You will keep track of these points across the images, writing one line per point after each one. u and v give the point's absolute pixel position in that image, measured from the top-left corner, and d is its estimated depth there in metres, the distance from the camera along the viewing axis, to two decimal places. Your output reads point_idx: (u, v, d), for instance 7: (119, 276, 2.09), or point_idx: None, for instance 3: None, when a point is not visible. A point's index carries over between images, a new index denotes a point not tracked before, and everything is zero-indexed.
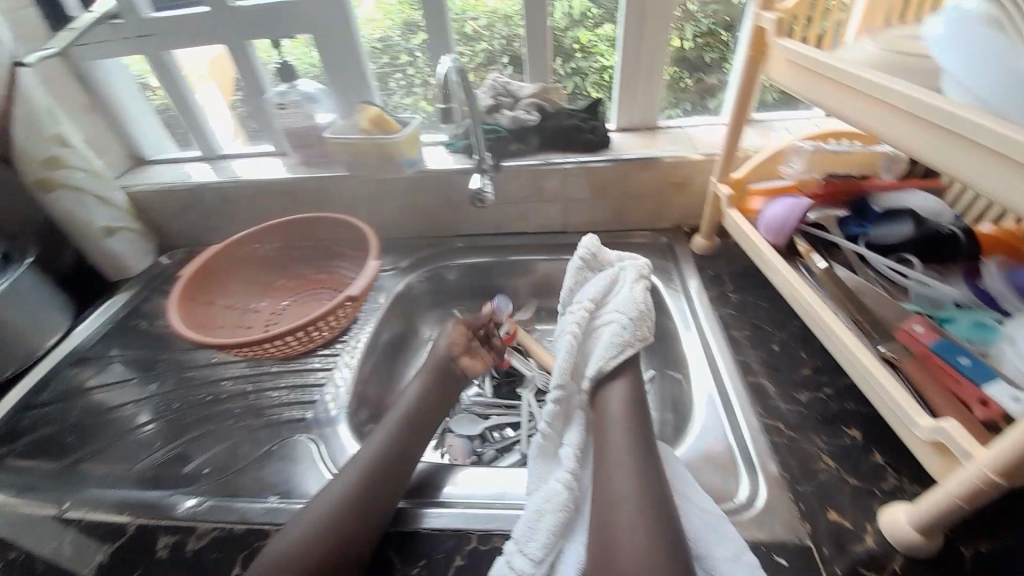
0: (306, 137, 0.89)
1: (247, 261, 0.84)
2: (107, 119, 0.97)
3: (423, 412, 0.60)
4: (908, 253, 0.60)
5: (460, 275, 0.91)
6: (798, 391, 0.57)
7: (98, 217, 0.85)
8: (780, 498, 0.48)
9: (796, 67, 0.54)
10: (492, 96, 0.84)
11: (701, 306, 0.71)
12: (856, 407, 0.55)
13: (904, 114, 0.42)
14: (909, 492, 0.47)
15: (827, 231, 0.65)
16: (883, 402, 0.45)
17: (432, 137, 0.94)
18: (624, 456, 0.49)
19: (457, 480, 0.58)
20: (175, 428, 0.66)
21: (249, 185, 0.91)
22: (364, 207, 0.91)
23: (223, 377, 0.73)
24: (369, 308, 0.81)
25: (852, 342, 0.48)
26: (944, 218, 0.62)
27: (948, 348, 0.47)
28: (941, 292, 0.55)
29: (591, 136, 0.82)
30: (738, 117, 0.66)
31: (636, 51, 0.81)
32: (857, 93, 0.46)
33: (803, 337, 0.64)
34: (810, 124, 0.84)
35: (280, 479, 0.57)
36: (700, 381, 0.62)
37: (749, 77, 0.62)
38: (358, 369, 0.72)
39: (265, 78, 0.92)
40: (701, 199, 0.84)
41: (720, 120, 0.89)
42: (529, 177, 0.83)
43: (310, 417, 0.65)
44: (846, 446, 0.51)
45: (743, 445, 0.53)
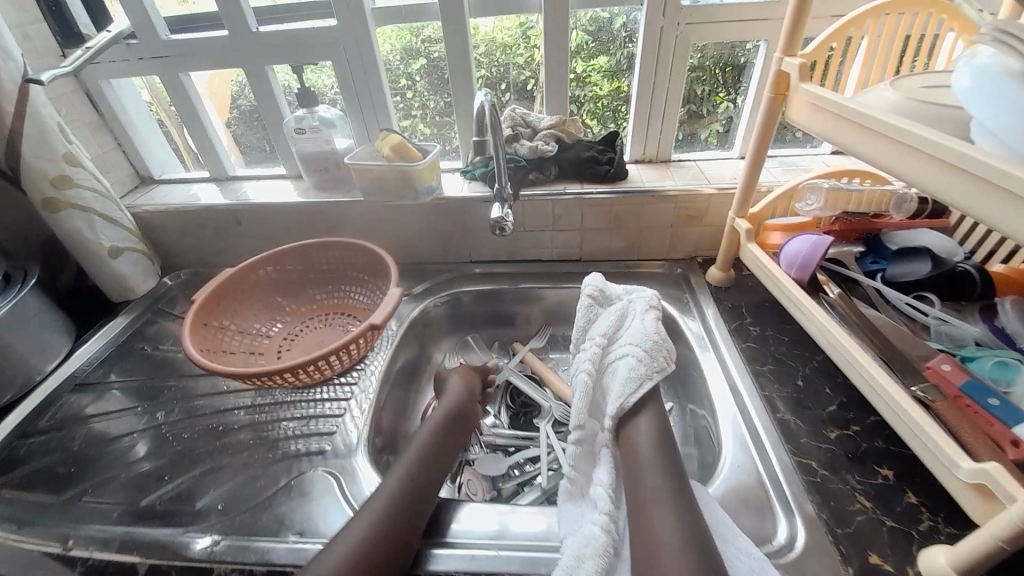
0: (322, 162, 0.89)
1: (259, 285, 0.83)
2: (115, 137, 0.95)
3: (440, 447, 0.60)
4: (928, 291, 0.62)
5: (473, 302, 0.90)
6: (827, 428, 0.58)
7: (104, 238, 0.83)
8: (819, 541, 0.48)
9: (815, 110, 0.57)
10: (510, 126, 0.85)
11: (723, 340, 0.72)
12: (885, 445, 0.56)
13: (930, 158, 0.43)
14: (945, 534, 0.47)
15: (846, 267, 0.67)
16: (922, 443, 0.45)
17: (450, 164, 0.96)
18: (656, 494, 0.49)
19: (462, 515, 0.56)
20: (185, 460, 0.65)
21: (259, 207, 0.90)
22: (379, 233, 0.91)
23: (235, 408, 0.72)
24: (385, 337, 0.80)
25: (884, 381, 0.49)
26: (957, 258, 0.64)
27: (978, 388, 0.48)
28: (962, 328, 0.57)
29: (608, 168, 0.83)
30: (757, 156, 0.68)
31: (652, 87, 0.83)
32: (882, 137, 0.48)
33: (824, 373, 0.65)
34: (821, 162, 0.87)
35: (299, 518, 0.56)
36: (727, 417, 0.62)
37: (767, 118, 0.65)
38: (376, 399, 0.72)
39: (283, 102, 0.91)
40: (715, 231, 0.85)
41: (732, 155, 0.91)
42: (546, 207, 0.84)
43: (329, 449, 0.65)
44: (878, 486, 0.52)
45: (778, 484, 0.54)
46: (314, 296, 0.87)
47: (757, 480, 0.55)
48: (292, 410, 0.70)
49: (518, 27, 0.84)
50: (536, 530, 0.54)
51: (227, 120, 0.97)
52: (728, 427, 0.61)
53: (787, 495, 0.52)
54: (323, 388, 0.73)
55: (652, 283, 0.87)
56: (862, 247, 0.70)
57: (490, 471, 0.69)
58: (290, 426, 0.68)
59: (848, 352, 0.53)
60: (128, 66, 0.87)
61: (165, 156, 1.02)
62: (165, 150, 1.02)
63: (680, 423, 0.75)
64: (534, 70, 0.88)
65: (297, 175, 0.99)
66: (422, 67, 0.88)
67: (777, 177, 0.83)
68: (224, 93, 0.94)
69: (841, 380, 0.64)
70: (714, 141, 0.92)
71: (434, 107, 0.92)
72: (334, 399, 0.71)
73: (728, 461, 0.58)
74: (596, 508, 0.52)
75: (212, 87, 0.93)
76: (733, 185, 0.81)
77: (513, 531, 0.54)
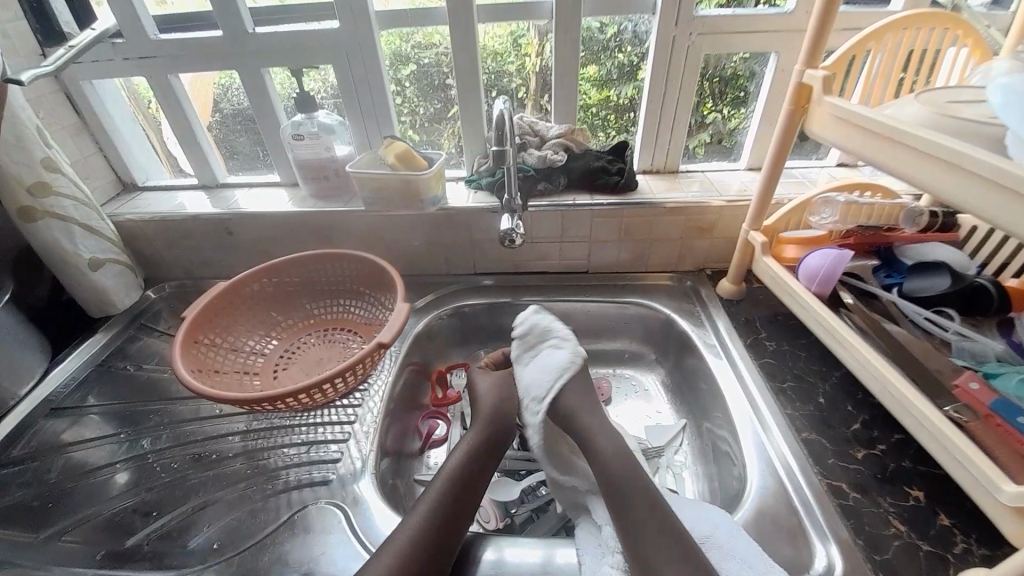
0: (321, 170, 0.85)
1: (253, 300, 0.78)
2: (95, 141, 0.90)
3: (472, 474, 0.57)
4: (947, 306, 0.61)
5: (477, 315, 0.87)
6: (853, 448, 0.57)
7: (85, 249, 0.78)
8: (858, 571, 0.47)
9: (835, 122, 0.56)
10: (518, 135, 0.83)
11: (740, 355, 0.71)
12: (912, 465, 0.55)
13: (955, 170, 0.43)
14: (982, 558, 0.46)
15: (864, 281, 0.67)
16: (959, 466, 0.43)
17: (453, 173, 0.93)
18: (657, 530, 0.48)
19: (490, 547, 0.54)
20: (177, 493, 0.60)
21: (252, 216, 0.85)
22: (379, 243, 0.87)
23: (228, 433, 0.67)
24: (389, 354, 0.77)
25: (915, 400, 0.48)
26: (972, 272, 0.64)
27: (1009, 407, 0.47)
28: (984, 345, 0.56)
29: (618, 178, 0.81)
30: (774, 169, 0.67)
31: (662, 97, 0.82)
32: (903, 148, 0.48)
33: (844, 390, 0.64)
34: (828, 174, 0.87)
35: (304, 556, 0.52)
36: (751, 438, 0.61)
37: (788, 130, 0.64)
38: (382, 421, 0.68)
39: (280, 108, 0.87)
40: (724, 243, 0.84)
41: (738, 166, 0.90)
42: (555, 218, 0.82)
43: (334, 478, 0.61)
44: (909, 509, 0.51)
45: (809, 511, 0.52)
46: (311, 311, 0.83)
47: (785, 505, 0.54)
48: (292, 435, 0.66)
49: (509, 34, 0.81)
50: (530, 560, 0.52)
51: (209, 122, 0.91)
52: (751, 447, 0.60)
53: (821, 522, 0.51)
54: (324, 410, 0.69)
55: (662, 296, 0.85)
56: (877, 260, 0.69)
57: (501, 496, 0.66)
58: (291, 453, 0.64)
59: (876, 368, 0.52)
60: (114, 67, 0.82)
61: (149, 162, 0.97)
62: (149, 155, 0.97)
63: (694, 441, 0.74)
64: (526, 78, 0.86)
65: (292, 183, 0.94)
66: (413, 73, 0.85)
67: (787, 189, 0.83)
68: (207, 94, 0.88)
69: (862, 397, 0.63)
70: (702, 151, 0.91)
71: (424, 113, 0.90)
72: (337, 422, 0.67)
73: (753, 484, 0.56)
74: (608, 547, 0.51)
75: (194, 87, 0.87)
76: (742, 197, 0.80)
77: (511, 561, 0.52)
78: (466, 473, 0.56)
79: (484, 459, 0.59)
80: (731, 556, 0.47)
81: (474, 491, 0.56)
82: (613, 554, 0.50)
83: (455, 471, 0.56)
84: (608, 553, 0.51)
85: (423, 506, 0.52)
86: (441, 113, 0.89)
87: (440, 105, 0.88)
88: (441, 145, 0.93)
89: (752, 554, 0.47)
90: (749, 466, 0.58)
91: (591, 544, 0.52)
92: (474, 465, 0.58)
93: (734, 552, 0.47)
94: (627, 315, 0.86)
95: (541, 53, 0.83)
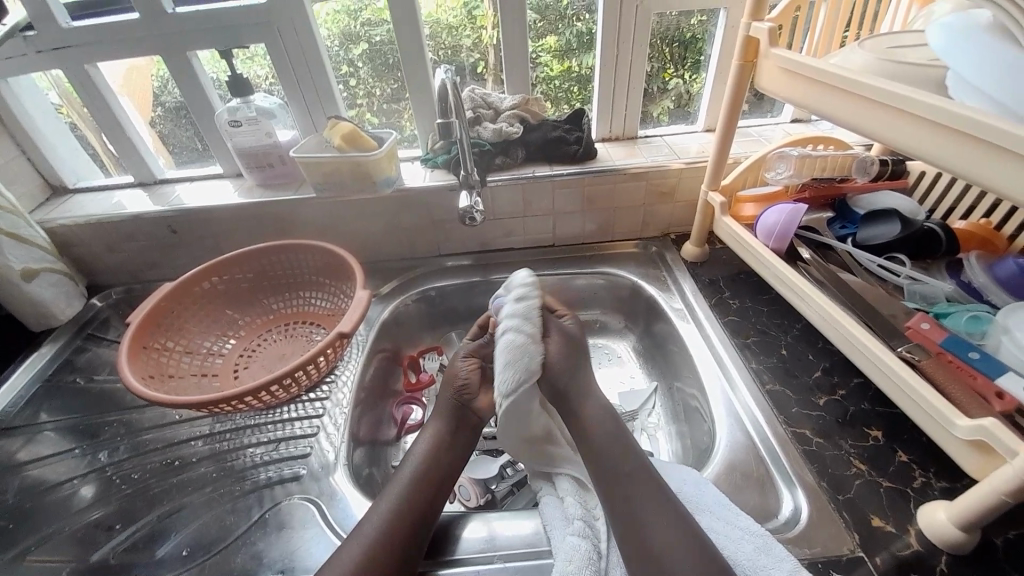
0: (267, 157, 0.81)
1: (203, 299, 0.74)
2: (16, 143, 0.83)
3: (441, 461, 0.56)
4: (900, 253, 0.62)
5: (445, 297, 0.86)
6: (816, 395, 0.59)
7: (16, 259, 0.72)
8: (823, 512, 0.49)
9: (787, 77, 0.55)
10: (471, 108, 0.80)
11: (705, 315, 0.72)
12: (871, 406, 0.57)
13: (908, 117, 0.43)
14: (937, 488, 0.49)
15: (819, 233, 0.68)
16: (915, 406, 0.45)
17: (409, 153, 0.90)
18: (642, 493, 0.48)
19: (467, 525, 0.53)
20: (138, 504, 0.58)
21: (198, 211, 0.81)
22: (337, 230, 0.84)
23: (189, 438, 0.65)
24: (356, 343, 0.75)
25: (871, 344, 0.49)
26: (920, 217, 0.66)
27: (957, 343, 0.48)
28: (934, 287, 0.58)
29: (577, 147, 0.80)
30: (729, 124, 0.67)
31: (616, 61, 0.80)
32: (856, 99, 0.47)
33: (807, 340, 0.66)
34: (782, 131, 0.88)
35: (279, 554, 0.51)
36: (717, 397, 0.62)
37: (739, 86, 0.64)
38: (351, 412, 0.67)
39: (214, 94, 0.82)
40: (687, 206, 0.85)
41: (696, 128, 0.90)
42: (516, 192, 0.80)
43: (305, 473, 0.59)
44: (868, 447, 0.53)
45: (775, 456, 0.54)
46: (268, 306, 0.79)
47: (753, 456, 0.55)
48: (258, 435, 0.64)
49: (460, 6, 0.77)
50: (521, 532, 0.52)
51: (150, 118, 0.86)
52: (719, 404, 0.61)
53: (787, 468, 0.53)
54: (290, 406, 0.67)
55: (629, 263, 0.85)
56: (831, 213, 0.70)
57: (480, 474, 0.65)
58: (257, 453, 0.62)
59: (833, 319, 0.53)
60: (27, 60, 0.75)
61: (77, 161, 0.90)
62: (78, 155, 0.90)
63: (666, 402, 0.75)
64: (483, 52, 0.83)
65: (237, 173, 0.90)
66: (364, 52, 0.80)
67: (744, 148, 0.83)
68: (143, 85, 0.83)
69: (821, 345, 0.65)
70: (664, 118, 0.90)
71: (381, 94, 0.85)
72: (306, 417, 0.66)
73: (721, 441, 0.57)
74: (571, 519, 0.50)
75: (127, 79, 0.81)
76: (701, 158, 0.80)
77: (499, 535, 0.52)
78: (433, 463, 0.55)
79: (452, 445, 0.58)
80: (701, 509, 0.49)
81: (445, 477, 0.54)
82: (571, 523, 0.49)
83: (422, 464, 0.55)
84: (567, 523, 0.50)
85: (393, 495, 0.51)
86: (398, 93, 0.85)
87: (396, 85, 0.84)
88: (401, 126, 0.89)
89: (722, 506, 0.48)
90: (718, 423, 0.59)
91: (556, 514, 0.51)
92: (441, 452, 0.56)
93: (705, 505, 0.49)
94: (596, 285, 0.86)
95: (496, 25, 0.79)
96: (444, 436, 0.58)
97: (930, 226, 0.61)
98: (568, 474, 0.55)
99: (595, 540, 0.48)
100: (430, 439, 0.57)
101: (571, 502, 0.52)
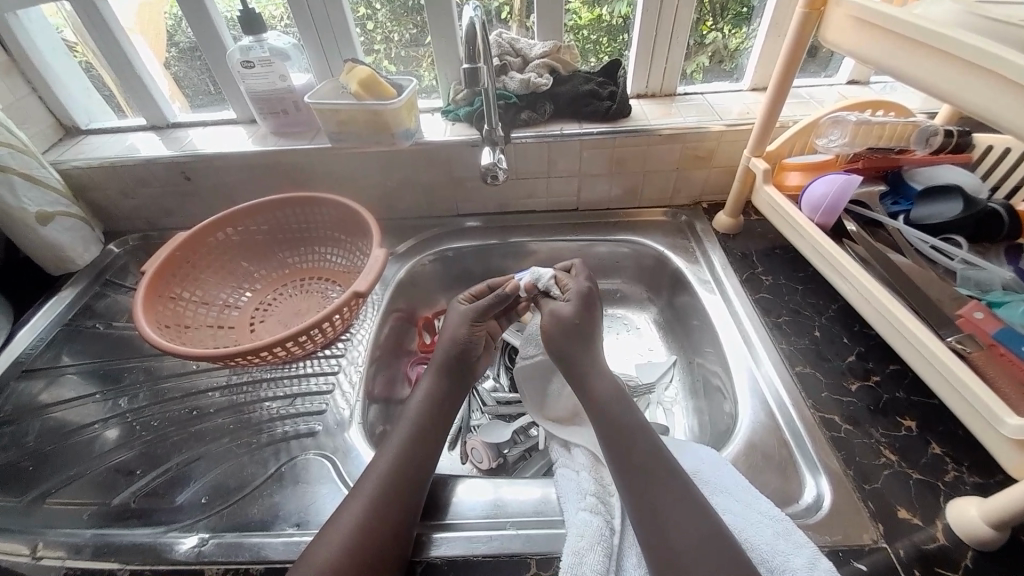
0: (278, 102, 0.76)
1: (218, 250, 0.73)
2: (27, 81, 0.80)
3: (436, 416, 0.56)
4: (957, 234, 0.57)
5: (462, 259, 0.83)
6: (848, 380, 0.56)
7: (30, 201, 0.71)
8: (847, 501, 0.47)
9: (860, 29, 0.49)
10: (497, 55, 0.74)
11: (734, 289, 0.69)
12: (907, 395, 0.55)
13: (1004, 83, 0.37)
14: (971, 484, 0.47)
15: (870, 208, 0.63)
16: (960, 401, 0.42)
17: (428, 104, 0.85)
18: (661, 472, 0.47)
19: (463, 486, 0.53)
20: (157, 452, 0.59)
21: (212, 158, 0.78)
22: (353, 184, 0.81)
23: (207, 389, 0.65)
24: (371, 301, 0.74)
25: (919, 332, 0.45)
26: (984, 195, 0.60)
27: (1013, 334, 0.44)
28: (991, 273, 0.53)
29: (609, 103, 0.74)
30: (778, 91, 0.61)
31: (659, 7, 0.72)
32: (942, 57, 0.41)
33: (843, 323, 0.63)
34: (836, 93, 0.80)
35: (295, 506, 0.52)
36: (741, 376, 0.60)
37: (799, 38, 0.56)
38: (366, 371, 0.66)
39: (225, 32, 0.77)
40: (723, 172, 0.79)
41: (740, 87, 0.83)
42: (541, 151, 0.75)
43: (320, 428, 0.60)
44: (900, 438, 0.51)
45: (801, 442, 0.52)
46: (284, 260, 0.78)
47: (776, 439, 0.53)
48: (274, 388, 0.64)
49: None
50: (533, 499, 0.52)
51: (165, 60, 0.81)
52: (744, 384, 0.59)
53: (811, 454, 0.51)
54: (306, 361, 0.67)
55: (656, 232, 0.81)
56: (884, 185, 0.65)
57: (494, 439, 0.65)
58: (273, 407, 0.62)
59: (880, 304, 0.49)
60: None
61: (89, 103, 0.87)
62: (89, 94, 0.87)
63: (685, 376, 0.74)
64: None
65: (250, 119, 0.86)
66: None
67: (792, 111, 0.76)
68: (158, 22, 0.77)
69: (858, 329, 0.62)
70: (701, 76, 0.84)
71: (399, 40, 0.80)
72: (321, 373, 0.65)
73: (744, 421, 0.56)
74: (585, 496, 0.49)
75: (140, 16, 0.76)
76: (745, 120, 0.73)
77: (511, 501, 0.52)
78: (428, 420, 0.55)
79: (447, 404, 0.58)
80: (718, 491, 0.48)
81: (437, 435, 0.54)
82: (584, 498, 0.48)
83: (420, 422, 0.55)
84: (580, 498, 0.49)
85: (392, 452, 0.51)
86: (420, 39, 0.79)
87: (418, 30, 0.78)
88: (422, 76, 0.84)
89: (742, 488, 0.47)
90: (741, 404, 0.57)
91: (571, 487, 0.50)
92: (439, 409, 0.57)
93: (721, 486, 0.48)
94: (619, 254, 0.82)
95: None
96: (437, 392, 0.58)
97: (994, 206, 0.56)
98: (584, 447, 0.55)
99: (607, 517, 0.47)
100: (424, 394, 0.58)
101: (585, 477, 0.51)
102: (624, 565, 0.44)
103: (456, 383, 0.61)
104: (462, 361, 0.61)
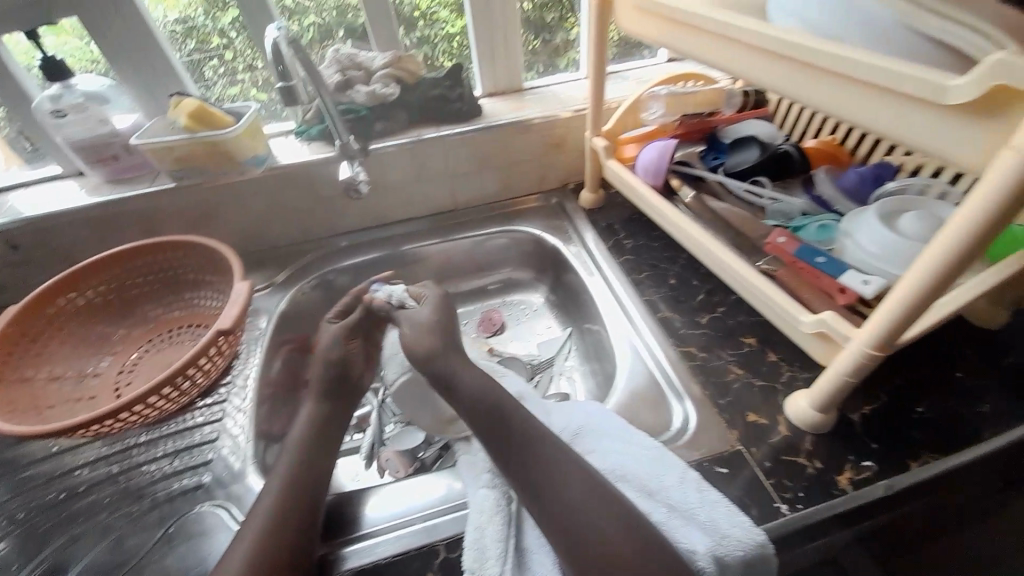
0: (105, 149, 0.70)
1: (61, 319, 0.66)
2: None
3: (326, 441, 0.57)
4: (761, 176, 0.67)
5: (347, 279, 0.82)
6: (701, 316, 0.64)
7: None
8: (709, 417, 0.54)
9: (643, 16, 0.56)
10: (338, 71, 0.75)
11: (602, 254, 0.75)
12: (747, 317, 0.63)
13: (741, 45, 0.45)
14: (801, 379, 0.56)
15: (692, 167, 0.71)
16: (771, 309, 0.50)
17: (281, 127, 0.81)
18: (544, 432, 0.51)
19: (371, 500, 0.52)
20: (31, 541, 0.52)
21: (39, 219, 0.70)
22: (213, 222, 0.77)
23: (75, 467, 0.58)
24: (251, 339, 0.70)
25: (731, 261, 0.53)
26: (778, 140, 0.71)
27: (808, 252, 0.55)
28: (790, 204, 0.63)
29: (460, 105, 0.77)
30: (597, 70, 0.68)
31: (484, 9, 0.78)
32: (698, 30, 0.49)
33: (692, 267, 0.71)
34: (658, 71, 0.91)
35: (191, 563, 0.49)
36: (619, 333, 0.65)
37: (601, 27, 0.64)
38: (252, 411, 0.63)
39: (30, 82, 0.71)
40: (579, 155, 0.86)
41: (578, 77, 0.90)
42: (402, 157, 0.77)
43: (210, 479, 0.56)
44: (744, 354, 0.59)
45: (667, 377, 0.59)
46: (146, 316, 0.72)
47: (649, 381, 0.59)
48: (153, 450, 0.59)
49: None
50: (435, 493, 0.53)
51: None
52: (618, 338, 0.65)
53: (676, 383, 0.58)
54: (184, 416, 0.63)
55: (531, 218, 0.86)
56: (704, 145, 0.74)
57: (407, 446, 0.66)
58: (157, 467, 0.58)
59: (705, 245, 0.57)
60: None
61: None
62: None
63: (581, 345, 0.79)
64: (342, 14, 0.77)
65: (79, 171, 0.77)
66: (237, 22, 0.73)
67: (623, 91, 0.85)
68: None
69: (705, 270, 0.70)
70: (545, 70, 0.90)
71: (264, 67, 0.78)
72: (205, 422, 0.62)
73: (624, 372, 0.61)
74: (480, 474, 0.51)
75: None
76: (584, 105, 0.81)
77: (415, 500, 0.52)
78: (313, 442, 0.56)
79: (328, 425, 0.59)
80: (599, 438, 0.52)
81: (319, 464, 0.53)
82: (481, 476, 0.50)
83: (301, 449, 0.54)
84: (477, 477, 0.50)
85: (285, 479, 0.50)
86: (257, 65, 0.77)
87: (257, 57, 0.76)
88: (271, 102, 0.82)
89: (617, 427, 0.52)
90: (620, 356, 0.63)
91: (467, 471, 0.52)
92: (318, 432, 0.57)
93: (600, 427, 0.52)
94: (502, 244, 0.86)
95: None
96: (320, 414, 0.60)
97: (784, 148, 0.67)
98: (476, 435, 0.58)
99: (505, 488, 0.49)
100: (308, 419, 0.59)
101: (480, 457, 0.53)
102: (524, 529, 0.47)
103: (339, 398, 0.62)
104: (344, 382, 0.63)
